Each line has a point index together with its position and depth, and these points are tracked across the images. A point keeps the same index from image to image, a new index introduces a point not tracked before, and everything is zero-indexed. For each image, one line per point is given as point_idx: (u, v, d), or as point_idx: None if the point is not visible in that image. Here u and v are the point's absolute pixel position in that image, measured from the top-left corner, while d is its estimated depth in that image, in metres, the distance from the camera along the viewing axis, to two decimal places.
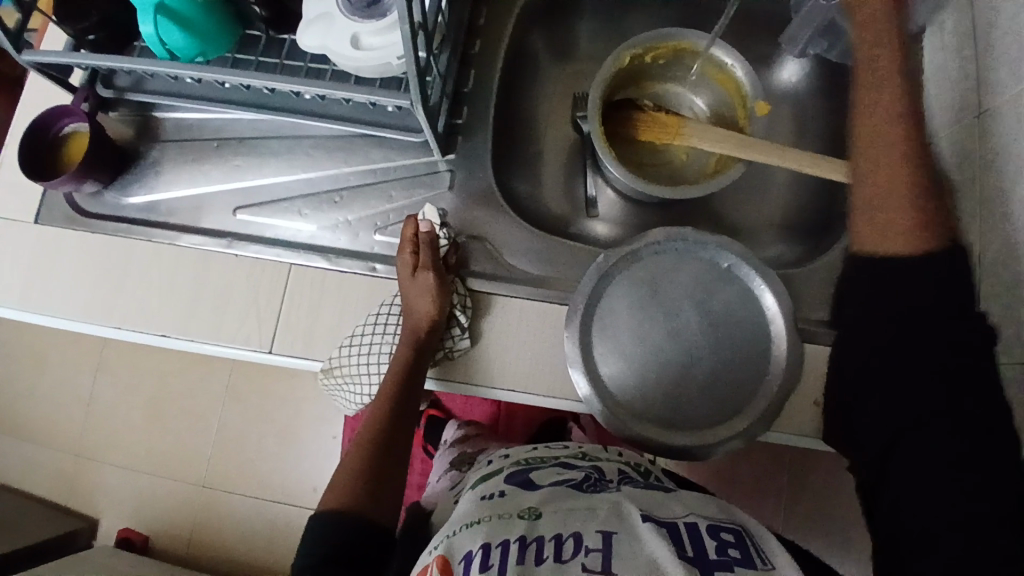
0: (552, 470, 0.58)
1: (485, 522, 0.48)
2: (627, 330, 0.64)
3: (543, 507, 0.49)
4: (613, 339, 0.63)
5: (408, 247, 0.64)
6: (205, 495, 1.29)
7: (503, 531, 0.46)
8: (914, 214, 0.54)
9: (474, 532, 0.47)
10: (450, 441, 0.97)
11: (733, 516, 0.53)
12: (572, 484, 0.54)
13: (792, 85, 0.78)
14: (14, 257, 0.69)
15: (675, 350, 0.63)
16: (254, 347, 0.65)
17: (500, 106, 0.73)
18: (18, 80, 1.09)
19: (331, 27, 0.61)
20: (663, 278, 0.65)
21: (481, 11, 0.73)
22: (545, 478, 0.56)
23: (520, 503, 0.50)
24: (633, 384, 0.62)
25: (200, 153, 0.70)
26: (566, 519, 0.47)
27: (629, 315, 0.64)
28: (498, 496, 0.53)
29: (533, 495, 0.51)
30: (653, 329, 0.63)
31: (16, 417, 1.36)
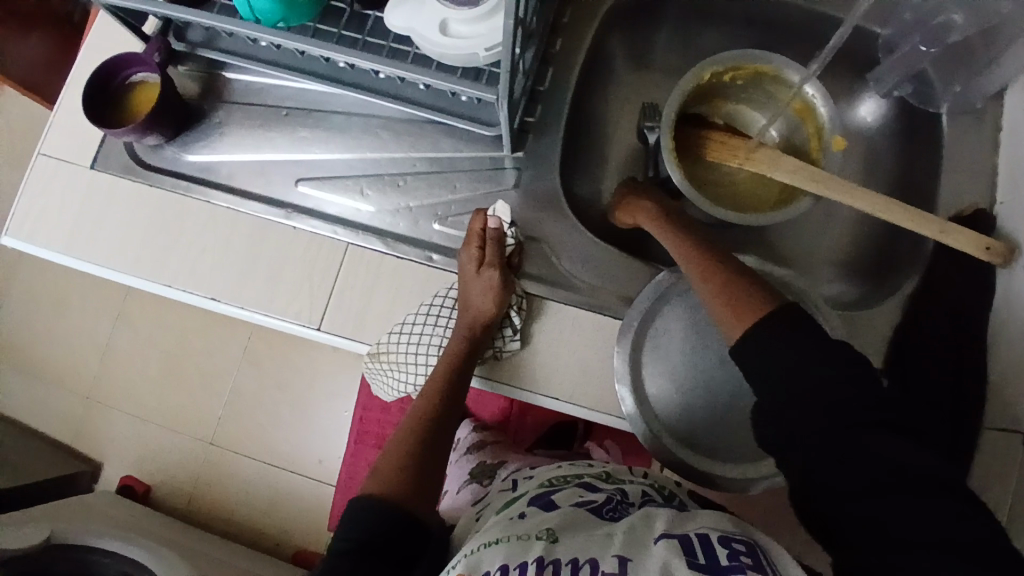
0: (573, 492, 0.57)
1: (505, 542, 0.48)
2: (676, 352, 0.63)
3: (561, 532, 0.48)
4: (663, 360, 0.63)
5: (474, 242, 0.63)
6: (211, 453, 1.29)
7: (522, 550, 0.46)
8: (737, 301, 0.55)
9: (494, 553, 0.47)
10: (466, 446, 0.96)
11: (747, 530, 0.50)
12: (592, 508, 0.54)
13: (866, 124, 0.78)
14: (67, 202, 0.68)
15: (722, 378, 0.62)
16: (302, 322, 0.64)
17: (571, 109, 0.72)
18: (65, 15, 1.08)
19: (420, 9, 0.60)
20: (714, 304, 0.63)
21: (566, 10, 0.71)
22: (567, 499, 0.55)
23: (539, 524, 0.50)
24: (679, 406, 0.62)
25: (266, 119, 0.69)
26: (584, 545, 0.47)
27: (680, 340, 0.63)
28: (519, 518, 0.53)
29: (553, 518, 0.51)
30: (701, 355, 0.63)
31: (30, 352, 1.36)
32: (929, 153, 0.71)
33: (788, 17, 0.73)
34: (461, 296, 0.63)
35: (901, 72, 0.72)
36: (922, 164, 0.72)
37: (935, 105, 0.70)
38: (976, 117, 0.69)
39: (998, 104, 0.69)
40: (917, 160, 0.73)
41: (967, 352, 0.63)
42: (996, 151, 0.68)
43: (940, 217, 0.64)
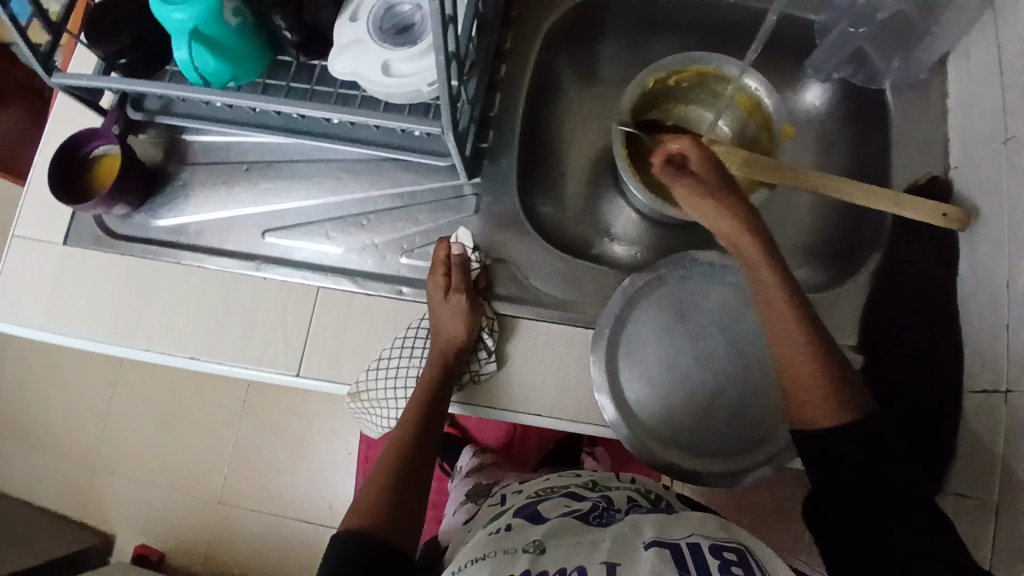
0: (558, 502, 0.57)
1: (490, 557, 0.48)
2: (651, 353, 0.64)
3: (548, 541, 0.49)
4: (640, 364, 0.63)
5: (439, 269, 0.65)
6: (219, 510, 1.29)
7: (508, 565, 0.46)
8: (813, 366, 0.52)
9: (481, 567, 0.48)
10: (466, 470, 0.96)
11: (735, 536, 0.50)
12: (578, 516, 0.54)
13: (814, 108, 0.79)
14: (42, 278, 0.70)
15: (697, 375, 0.63)
16: (280, 369, 0.65)
17: (524, 130, 0.74)
18: (36, 92, 1.12)
19: (363, 54, 0.62)
20: (684, 304, 0.65)
21: (508, 37, 0.73)
22: (552, 510, 0.55)
23: (526, 537, 0.51)
24: (660, 408, 0.63)
25: (227, 176, 0.71)
26: (571, 553, 0.47)
27: (654, 342, 0.64)
28: (506, 530, 0.53)
29: (539, 529, 0.52)
30: (675, 354, 0.64)
31: (33, 429, 1.37)
32: (879, 130, 0.72)
33: (724, 16, 0.75)
34: (433, 324, 0.64)
35: (841, 55, 0.73)
36: (872, 142, 0.73)
37: (879, 83, 0.72)
38: (921, 89, 0.70)
39: (942, 73, 0.69)
40: (868, 138, 0.74)
41: (938, 321, 0.63)
42: (945, 119, 0.69)
43: (897, 192, 0.65)
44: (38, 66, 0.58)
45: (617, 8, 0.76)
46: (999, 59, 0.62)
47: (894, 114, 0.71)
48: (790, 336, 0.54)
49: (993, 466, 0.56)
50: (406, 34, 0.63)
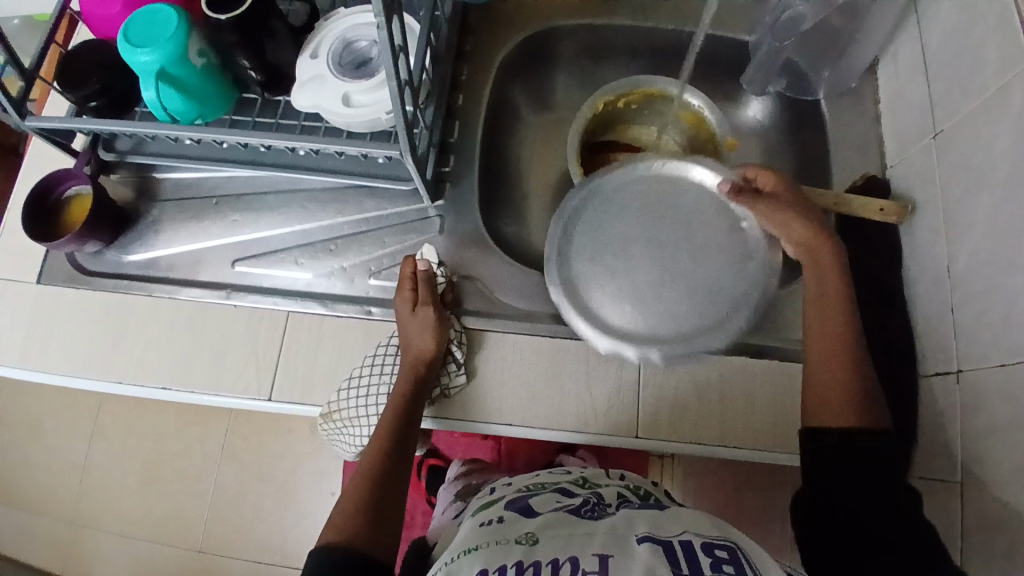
0: (550, 497, 0.58)
1: (483, 547, 0.49)
2: (613, 258, 0.67)
3: (541, 533, 0.50)
4: (597, 249, 0.67)
5: (406, 285, 0.66)
6: (202, 560, 1.26)
7: (503, 555, 0.47)
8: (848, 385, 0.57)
9: (473, 558, 0.48)
10: (453, 475, 0.97)
11: (730, 534, 0.50)
12: (570, 510, 0.55)
13: (757, 120, 0.83)
14: (15, 319, 0.70)
15: (649, 224, 0.68)
16: (253, 395, 0.66)
17: (484, 153, 0.77)
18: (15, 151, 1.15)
19: (323, 88, 0.65)
20: (634, 198, 0.69)
21: (464, 67, 0.78)
22: (544, 504, 0.56)
23: (519, 528, 0.52)
24: (604, 290, 0.65)
25: (198, 211, 0.73)
26: (564, 544, 0.48)
27: (614, 232, 0.68)
28: (497, 522, 0.54)
29: (533, 522, 0.52)
30: (628, 218, 0.68)
31: (11, 488, 1.34)
32: (817, 137, 0.77)
33: (664, 40, 0.80)
34: (403, 338, 0.65)
35: (774, 69, 0.78)
36: (812, 148, 0.78)
37: (813, 94, 0.77)
38: (854, 95, 0.75)
39: (871, 80, 0.74)
40: (808, 144, 0.78)
41: (883, 312, 0.65)
42: (879, 122, 0.73)
43: (833, 192, 0.68)
44: (12, 110, 0.61)
45: (564, 39, 0.81)
46: (921, 62, 0.67)
47: (830, 121, 0.75)
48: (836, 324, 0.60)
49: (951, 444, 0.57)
50: (364, 68, 0.66)
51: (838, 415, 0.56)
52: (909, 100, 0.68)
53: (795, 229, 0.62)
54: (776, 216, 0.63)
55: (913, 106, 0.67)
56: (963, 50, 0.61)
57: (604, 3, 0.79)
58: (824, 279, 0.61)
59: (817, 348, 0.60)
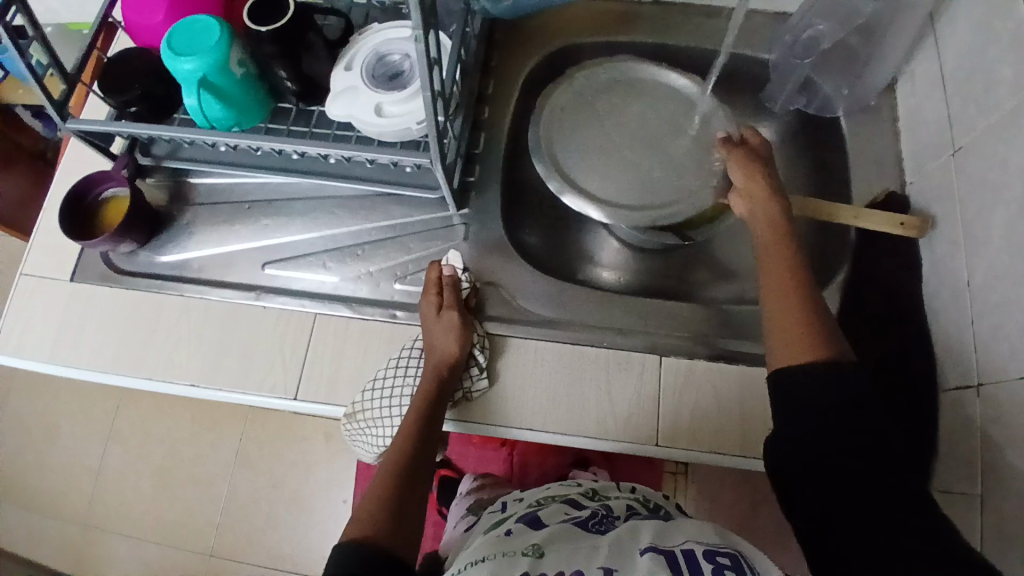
0: (559, 510, 0.58)
1: (491, 559, 0.49)
2: (594, 136, 0.76)
3: (547, 546, 0.49)
4: (583, 123, 0.77)
5: (432, 290, 0.68)
6: (212, 564, 1.27)
7: (509, 566, 0.47)
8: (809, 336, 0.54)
9: (480, 568, 0.48)
10: (466, 490, 0.97)
11: (734, 541, 0.49)
12: (578, 523, 0.55)
13: (776, 137, 0.85)
14: (50, 315, 0.73)
15: (641, 142, 0.76)
16: (279, 394, 0.67)
17: (508, 164, 0.79)
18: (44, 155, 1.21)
19: (356, 98, 0.68)
20: (623, 104, 0.77)
21: (490, 81, 0.80)
22: (553, 517, 0.56)
23: (526, 540, 0.51)
24: (569, 156, 0.74)
25: (231, 215, 0.75)
26: (570, 557, 0.47)
27: (603, 115, 0.77)
28: (506, 534, 0.54)
29: (540, 533, 0.52)
30: (619, 116, 0.77)
31: (26, 487, 1.35)
32: (836, 154, 0.78)
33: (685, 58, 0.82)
34: (426, 340, 0.66)
35: (793, 87, 0.80)
36: (831, 164, 0.79)
37: (833, 112, 0.78)
38: (873, 113, 0.76)
39: (890, 99, 0.76)
40: (826, 161, 0.80)
41: (903, 327, 0.65)
42: (898, 140, 0.74)
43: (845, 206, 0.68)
44: (54, 113, 0.63)
45: (587, 55, 0.83)
46: (940, 83, 0.68)
47: (848, 138, 0.76)
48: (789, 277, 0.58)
49: (971, 461, 0.56)
50: (396, 80, 0.69)
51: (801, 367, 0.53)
52: (927, 119, 0.70)
53: (755, 171, 0.66)
54: (744, 160, 0.67)
55: (932, 125, 0.69)
56: (981, 72, 0.62)
57: (626, 22, 0.82)
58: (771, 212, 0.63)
59: (775, 304, 0.57)
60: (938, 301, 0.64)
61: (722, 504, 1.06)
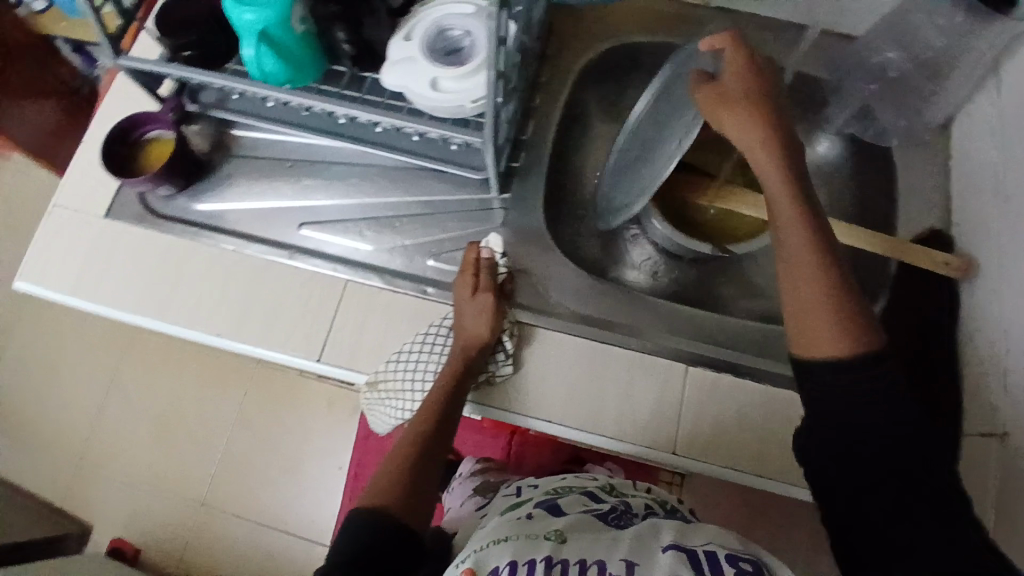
0: (578, 500, 0.59)
1: (513, 539, 0.49)
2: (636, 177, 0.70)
3: (569, 533, 0.50)
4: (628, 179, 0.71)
5: (469, 270, 0.67)
6: (202, 512, 1.30)
7: (531, 548, 0.47)
8: (839, 326, 0.49)
9: (502, 548, 0.48)
10: (467, 472, 0.97)
11: (753, 549, 0.49)
12: (597, 515, 0.55)
13: (825, 159, 0.84)
14: (82, 250, 0.73)
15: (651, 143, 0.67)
16: (304, 355, 0.68)
17: (553, 155, 0.79)
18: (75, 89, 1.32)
19: (413, 68, 0.67)
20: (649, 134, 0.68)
21: (545, 69, 0.79)
22: (572, 506, 0.57)
23: (547, 525, 0.52)
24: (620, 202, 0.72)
25: (272, 171, 0.75)
26: (593, 546, 0.48)
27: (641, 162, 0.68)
28: (526, 518, 0.54)
29: (561, 520, 0.53)
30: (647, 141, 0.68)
31: (29, 414, 1.38)
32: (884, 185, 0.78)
33: None
34: (456, 321, 0.66)
35: (847, 112, 0.80)
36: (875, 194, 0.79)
37: (887, 142, 0.77)
38: (925, 148, 0.75)
39: (946, 135, 0.75)
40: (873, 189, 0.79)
41: (935, 367, 0.65)
42: (948, 178, 0.73)
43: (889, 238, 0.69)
44: (108, 48, 0.63)
45: (645, 54, 0.82)
46: (1001, 125, 0.67)
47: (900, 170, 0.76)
48: (798, 230, 0.52)
49: (987, 509, 0.57)
50: (454, 56, 0.69)
51: (830, 348, 0.49)
52: (982, 161, 0.69)
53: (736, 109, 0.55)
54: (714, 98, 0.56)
55: (986, 168, 0.68)
56: None
57: (688, 25, 0.80)
58: (768, 166, 0.54)
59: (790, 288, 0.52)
60: (972, 344, 0.64)
61: (716, 516, 1.07)
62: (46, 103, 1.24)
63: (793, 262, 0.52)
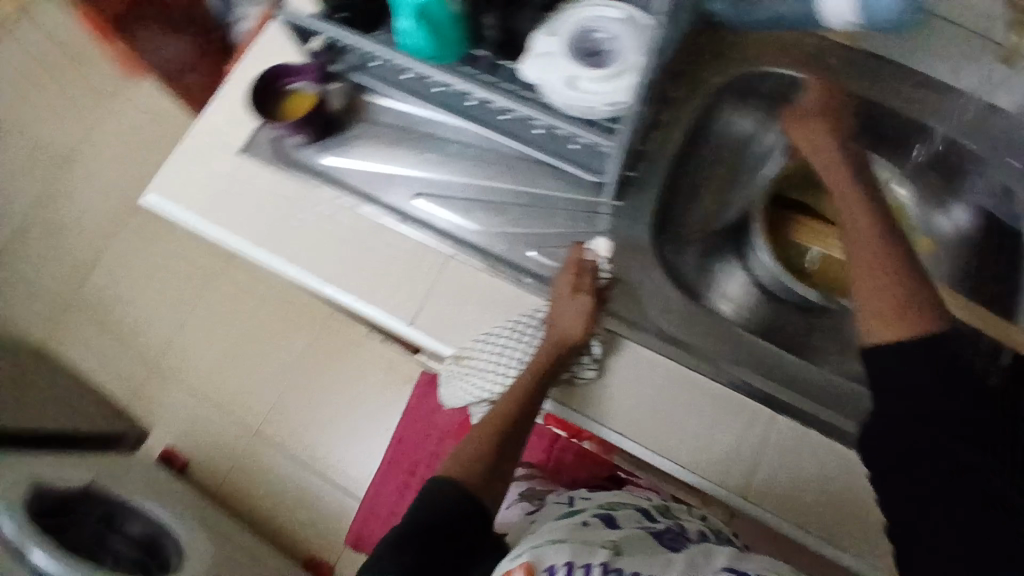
0: (632, 516, 0.59)
1: (568, 542, 0.48)
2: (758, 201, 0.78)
3: (623, 547, 0.50)
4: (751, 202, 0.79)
5: (571, 269, 0.68)
6: (252, 440, 1.38)
7: (588, 553, 0.47)
8: (897, 302, 0.54)
9: (556, 548, 0.47)
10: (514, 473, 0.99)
11: None
12: (652, 533, 0.56)
13: (957, 228, 0.80)
14: (212, 178, 0.78)
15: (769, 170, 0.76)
16: (397, 317, 0.71)
17: (672, 170, 0.77)
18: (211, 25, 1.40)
19: (553, 64, 0.67)
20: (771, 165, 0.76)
21: (680, 85, 0.78)
22: (625, 521, 0.58)
23: (602, 536, 0.52)
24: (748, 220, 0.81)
25: (399, 140, 0.77)
26: (645, 562, 0.49)
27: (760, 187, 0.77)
28: (581, 526, 0.55)
29: (615, 533, 0.53)
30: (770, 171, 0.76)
31: (120, 316, 1.51)
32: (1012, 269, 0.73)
33: (886, 122, 0.77)
34: (549, 317, 0.67)
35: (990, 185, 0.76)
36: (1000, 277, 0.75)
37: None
38: None
39: None
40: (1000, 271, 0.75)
41: None
42: None
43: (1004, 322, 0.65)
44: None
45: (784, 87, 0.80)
46: None
47: None
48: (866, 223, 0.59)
49: None
50: (597, 57, 0.69)
51: (887, 321, 0.54)
52: None
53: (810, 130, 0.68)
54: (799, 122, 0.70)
55: None
56: None
57: (840, 63, 0.76)
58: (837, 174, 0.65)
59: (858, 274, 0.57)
60: None
61: None
62: (187, 38, 1.35)
63: (857, 253, 0.59)
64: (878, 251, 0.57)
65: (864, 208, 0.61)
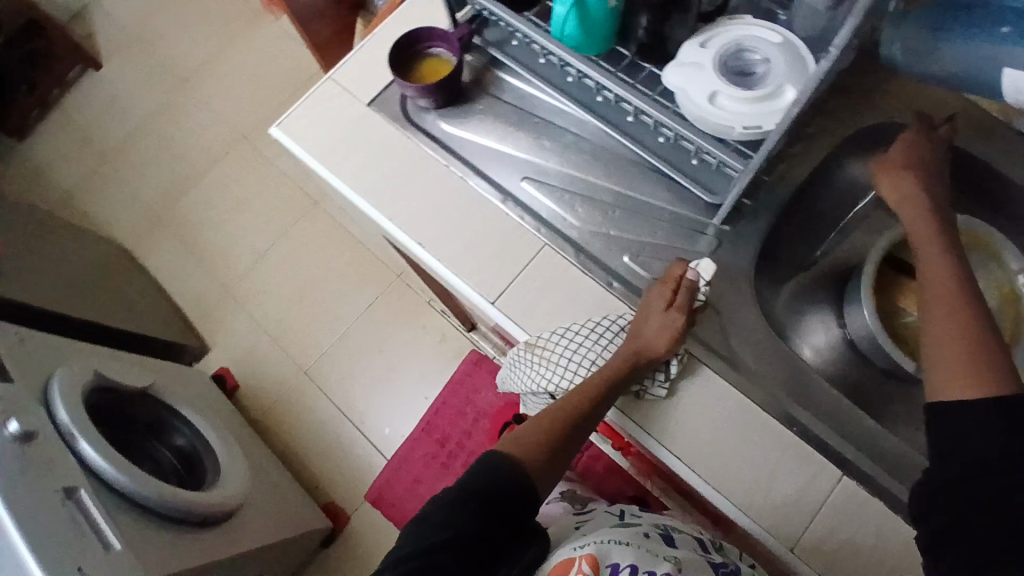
0: (690, 540, 0.64)
1: (633, 546, 0.57)
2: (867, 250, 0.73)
3: (685, 564, 0.57)
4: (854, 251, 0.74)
5: (669, 284, 0.66)
6: (301, 379, 1.43)
7: (652, 562, 0.55)
8: (974, 365, 0.51)
9: (622, 550, 0.56)
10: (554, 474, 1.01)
11: None
12: (710, 562, 0.61)
13: None
14: (335, 123, 0.81)
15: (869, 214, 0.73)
16: (481, 293, 0.72)
17: (785, 208, 0.75)
18: None
19: (698, 75, 0.66)
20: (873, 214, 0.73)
21: (816, 121, 0.75)
22: (686, 543, 0.63)
23: (666, 549, 0.59)
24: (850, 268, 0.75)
25: (519, 120, 0.77)
26: None
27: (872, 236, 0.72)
28: (646, 536, 0.61)
29: (678, 551, 0.59)
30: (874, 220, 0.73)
31: (207, 235, 1.59)
32: None
33: None
34: (635, 325, 0.66)
35: None
36: None
37: None
38: None
39: None
40: None
41: None
42: None
43: None
44: None
45: None
46: None
47: None
48: (942, 280, 0.59)
49: None
50: (743, 79, 0.67)
51: (962, 383, 0.51)
52: None
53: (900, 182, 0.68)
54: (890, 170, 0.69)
55: None
56: None
57: (991, 134, 0.72)
58: (920, 228, 0.65)
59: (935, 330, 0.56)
60: None
61: None
62: None
63: (935, 310, 0.57)
64: (955, 310, 0.56)
65: (951, 270, 0.59)
